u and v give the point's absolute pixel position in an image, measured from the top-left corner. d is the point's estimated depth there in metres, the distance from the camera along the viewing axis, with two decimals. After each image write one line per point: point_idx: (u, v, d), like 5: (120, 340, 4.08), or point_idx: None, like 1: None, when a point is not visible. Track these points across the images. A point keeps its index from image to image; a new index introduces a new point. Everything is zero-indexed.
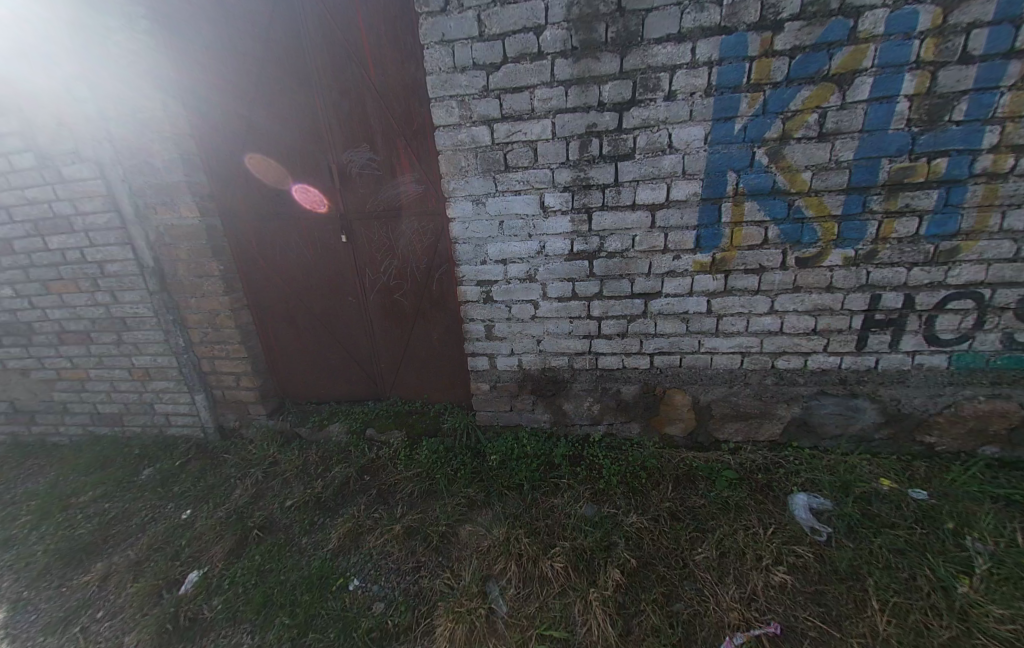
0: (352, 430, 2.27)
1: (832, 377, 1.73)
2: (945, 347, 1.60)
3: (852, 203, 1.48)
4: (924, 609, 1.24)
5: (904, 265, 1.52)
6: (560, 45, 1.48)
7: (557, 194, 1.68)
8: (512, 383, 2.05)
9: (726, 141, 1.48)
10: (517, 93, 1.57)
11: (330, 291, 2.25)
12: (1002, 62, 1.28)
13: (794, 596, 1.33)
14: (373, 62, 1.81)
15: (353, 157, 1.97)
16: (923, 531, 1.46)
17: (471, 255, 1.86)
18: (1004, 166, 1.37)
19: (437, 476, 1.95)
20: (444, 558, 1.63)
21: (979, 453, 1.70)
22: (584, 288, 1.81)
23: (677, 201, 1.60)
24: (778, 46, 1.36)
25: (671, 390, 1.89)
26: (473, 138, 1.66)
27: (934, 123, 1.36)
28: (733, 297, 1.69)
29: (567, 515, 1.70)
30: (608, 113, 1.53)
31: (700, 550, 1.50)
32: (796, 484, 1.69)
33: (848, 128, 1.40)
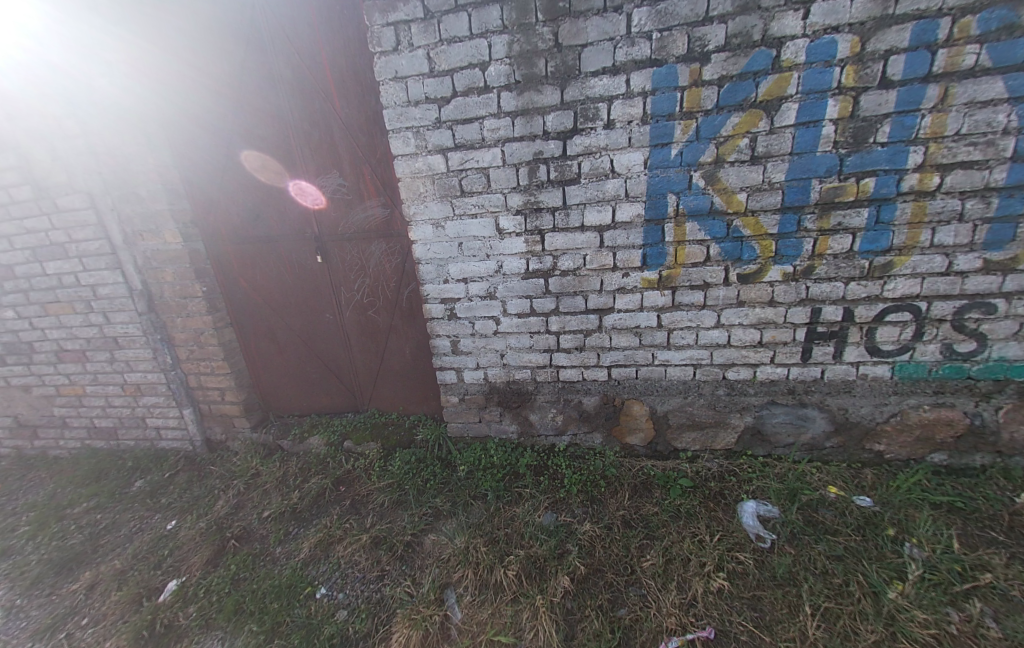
0: (330, 442, 2.36)
1: (781, 387, 1.79)
2: (886, 358, 1.64)
3: (787, 222, 1.53)
4: (854, 614, 1.29)
5: (841, 280, 1.57)
6: (504, 79, 1.56)
7: (511, 218, 1.75)
8: (479, 396, 2.13)
9: (663, 165, 1.55)
10: (467, 124, 1.65)
11: (307, 309, 2.35)
12: (921, 85, 1.31)
13: (731, 601, 1.39)
14: (340, 94, 1.91)
15: (324, 182, 2.06)
16: (864, 538, 1.51)
17: (433, 275, 1.91)
18: (930, 184, 1.40)
19: (407, 487, 2.03)
20: (407, 566, 1.71)
21: (927, 460, 1.74)
22: (541, 305, 1.88)
23: (623, 222, 1.67)
24: (705, 75, 1.42)
25: (629, 401, 1.96)
26: (429, 165, 1.73)
27: (860, 145, 1.40)
28: (682, 312, 1.76)
29: (525, 523, 1.77)
30: (553, 141, 1.61)
31: (648, 556, 1.57)
32: (747, 492, 1.75)
33: (778, 152, 1.46)
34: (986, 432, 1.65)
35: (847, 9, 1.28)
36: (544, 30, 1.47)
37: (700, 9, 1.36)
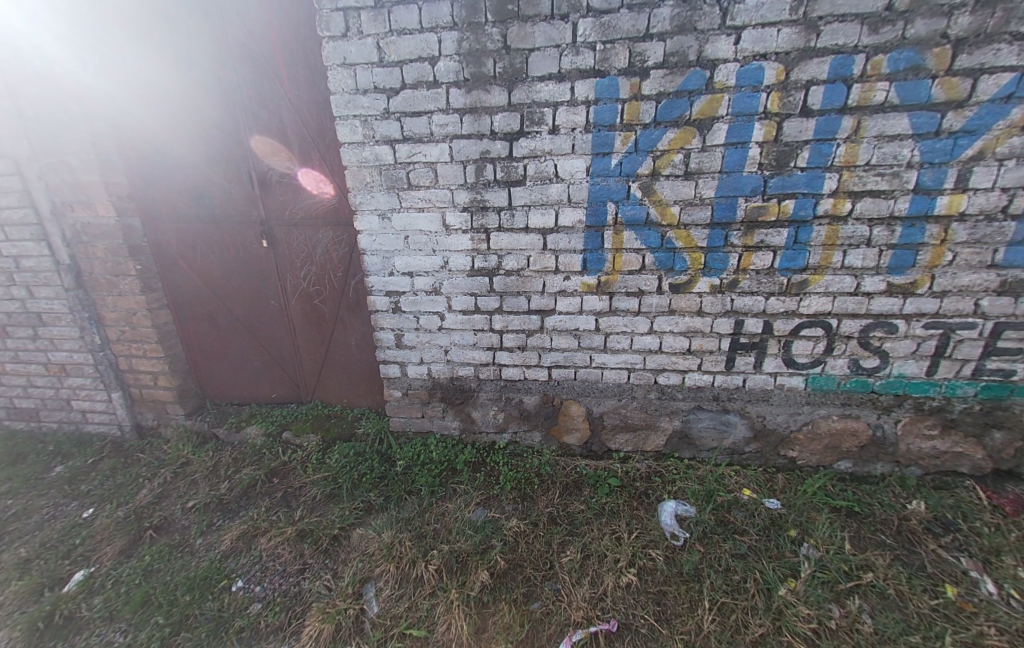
0: (268, 432, 2.30)
1: (707, 394, 1.87)
2: (801, 370, 1.74)
3: (715, 237, 1.60)
4: (746, 609, 1.37)
5: (762, 294, 1.65)
6: (453, 75, 1.55)
7: (457, 215, 1.75)
8: (422, 391, 2.11)
9: (604, 173, 1.59)
10: (416, 117, 1.63)
11: (251, 294, 2.28)
12: (838, 116, 1.39)
13: (637, 595, 1.45)
14: (290, 77, 1.87)
15: (272, 165, 2.01)
16: (768, 538, 1.61)
17: (378, 267, 1.89)
18: (843, 210, 1.49)
19: (342, 480, 2.00)
20: (330, 560, 1.69)
21: (834, 467, 1.86)
22: (485, 303, 1.89)
23: (565, 227, 1.70)
24: (645, 90, 1.45)
25: (568, 401, 2.01)
26: (375, 156, 1.71)
27: (782, 168, 1.47)
28: (618, 317, 1.81)
29: (455, 518, 1.78)
30: (499, 142, 1.62)
31: (567, 552, 1.61)
32: (669, 493, 1.83)
33: (709, 169, 1.52)
34: (887, 443, 1.77)
35: (775, 39, 1.34)
36: (492, 31, 1.47)
37: (641, 25, 1.39)
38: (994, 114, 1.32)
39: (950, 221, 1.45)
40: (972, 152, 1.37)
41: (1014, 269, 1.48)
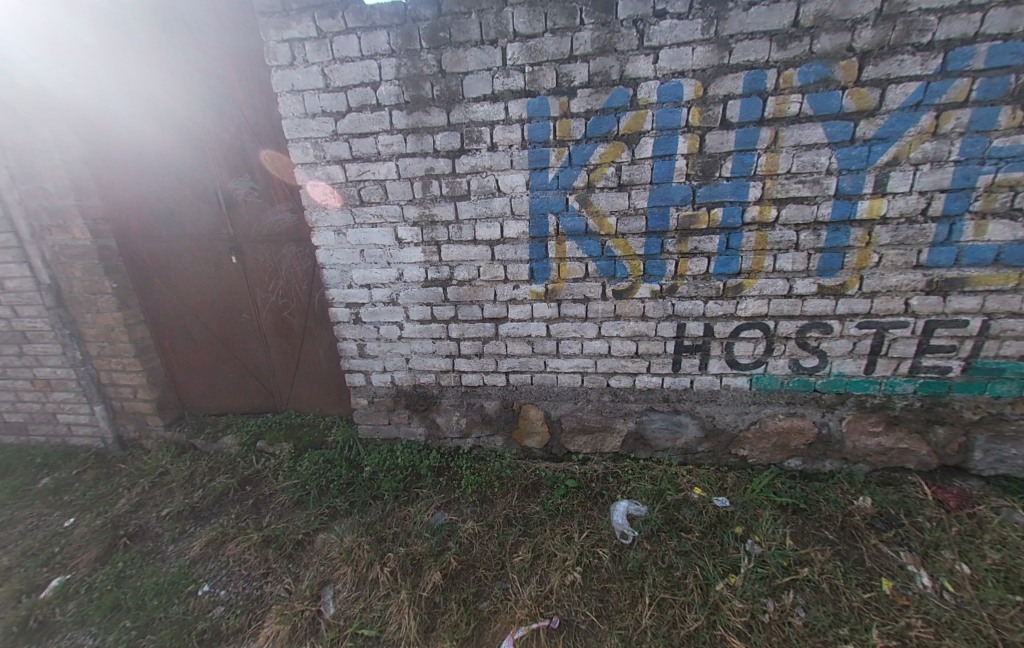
0: (242, 442, 2.37)
1: (657, 395, 1.95)
2: (744, 370, 1.81)
3: (652, 245, 1.70)
4: (684, 604, 1.42)
5: (700, 298, 1.74)
6: (394, 98, 1.64)
7: (409, 229, 1.83)
8: (387, 398, 2.18)
9: (543, 187, 1.68)
10: (362, 138, 1.72)
11: (223, 308, 2.37)
12: (756, 128, 1.48)
13: (582, 592, 1.50)
14: (249, 103, 1.98)
15: (236, 184, 2.11)
16: (713, 535, 1.66)
17: (338, 280, 1.97)
18: (769, 216, 1.57)
19: (310, 486, 2.06)
20: (293, 564, 1.75)
21: (784, 465, 1.90)
22: (441, 312, 1.96)
23: (511, 238, 1.78)
24: (574, 108, 1.56)
25: (526, 405, 2.07)
26: (328, 175, 1.79)
27: (708, 178, 1.57)
28: (567, 323, 1.89)
29: (415, 521, 1.83)
30: (442, 159, 1.70)
31: (518, 553, 1.66)
32: (622, 493, 1.88)
33: (640, 180, 1.62)
34: (833, 440, 1.81)
35: (690, 57, 1.44)
36: (428, 57, 1.57)
37: (565, 48, 1.49)
38: (905, 121, 1.39)
39: (873, 224, 1.51)
40: (887, 158, 1.44)
41: (940, 269, 1.52)
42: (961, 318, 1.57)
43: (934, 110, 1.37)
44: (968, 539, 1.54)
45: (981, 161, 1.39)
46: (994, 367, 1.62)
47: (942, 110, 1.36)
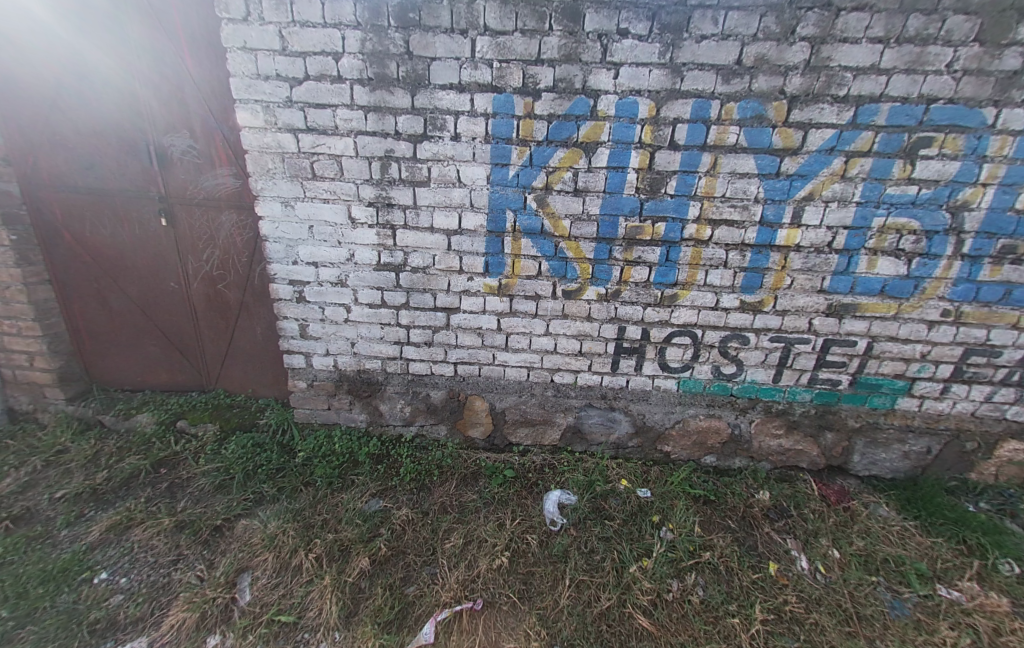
0: (160, 421, 2.18)
1: (596, 392, 2.06)
2: (674, 374, 1.97)
3: (601, 251, 1.79)
4: (600, 585, 1.53)
5: (640, 304, 1.87)
6: (356, 73, 1.59)
7: (363, 208, 1.77)
8: (328, 382, 2.10)
9: (502, 183, 1.71)
10: (320, 109, 1.64)
11: (147, 275, 2.16)
12: (699, 152, 1.61)
13: (507, 576, 1.56)
14: (191, 53, 1.80)
15: (172, 140, 1.92)
16: (633, 523, 1.79)
17: (282, 254, 1.87)
18: (704, 235, 1.72)
19: (235, 471, 1.94)
20: (209, 550, 1.65)
21: (702, 462, 2.10)
22: (391, 297, 1.92)
23: (468, 230, 1.79)
24: (537, 109, 1.60)
25: (472, 396, 2.10)
26: (278, 142, 1.69)
27: (655, 194, 1.69)
28: (517, 318, 1.94)
29: (347, 508, 1.79)
30: (404, 142, 1.67)
31: (450, 539, 1.69)
32: (556, 483, 1.97)
33: (595, 188, 1.70)
34: (743, 440, 2.03)
35: (646, 78, 1.54)
36: (395, 36, 1.53)
37: (533, 50, 1.52)
38: (821, 162, 1.58)
39: (788, 251, 1.71)
40: (805, 193, 1.62)
41: (838, 295, 1.75)
42: (851, 339, 1.81)
43: (844, 155, 1.57)
44: (841, 529, 1.79)
45: (877, 205, 1.61)
46: (874, 383, 1.87)
47: (851, 156, 1.56)
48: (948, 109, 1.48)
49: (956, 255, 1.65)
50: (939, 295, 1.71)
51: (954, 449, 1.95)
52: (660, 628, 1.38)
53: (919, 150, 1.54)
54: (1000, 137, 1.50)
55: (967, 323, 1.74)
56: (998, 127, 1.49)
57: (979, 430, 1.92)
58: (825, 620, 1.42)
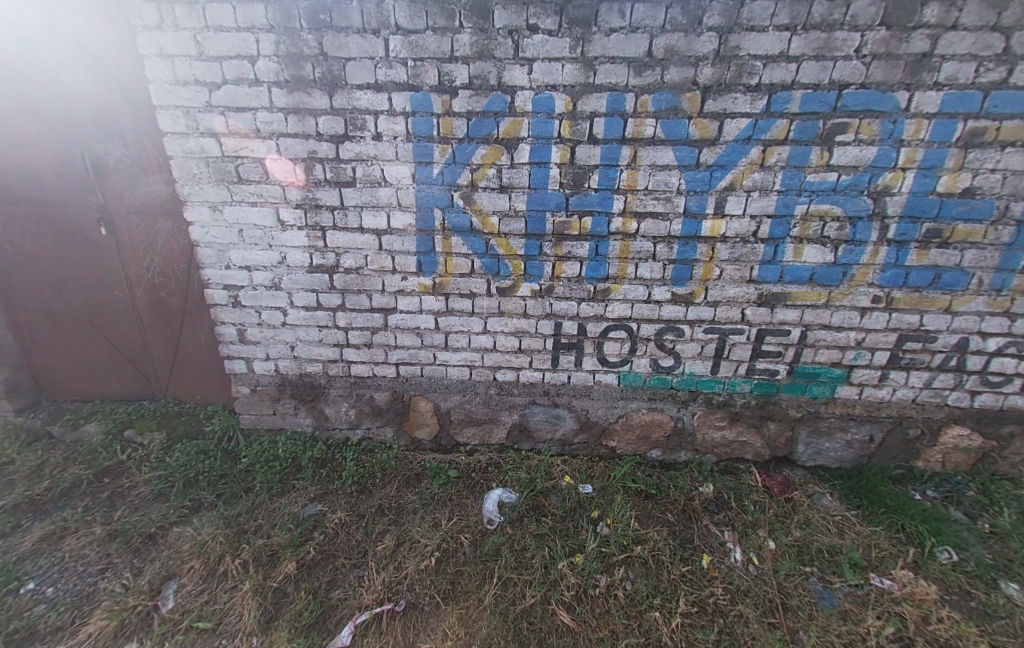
0: (107, 430, 2.18)
1: (539, 389, 2.06)
2: (614, 368, 1.97)
3: (531, 247, 1.79)
4: (527, 582, 1.52)
5: (575, 299, 1.86)
6: (273, 75, 1.59)
7: (291, 211, 1.77)
8: (271, 387, 2.10)
9: (428, 181, 1.71)
10: (240, 113, 1.65)
11: (91, 284, 2.17)
12: (618, 145, 1.60)
13: (435, 576, 1.56)
14: (117, 62, 1.81)
15: (107, 149, 1.93)
16: (570, 520, 1.78)
17: (215, 260, 1.87)
18: (631, 228, 1.72)
19: (176, 478, 1.94)
20: (139, 559, 1.65)
21: (648, 456, 2.09)
22: (327, 300, 1.92)
23: (397, 229, 1.79)
24: (455, 107, 1.60)
25: (415, 397, 2.09)
26: (201, 147, 1.70)
27: (579, 188, 1.68)
28: (454, 317, 1.93)
29: (283, 513, 1.79)
30: (326, 143, 1.67)
31: (383, 541, 1.68)
32: (498, 482, 1.97)
33: (519, 184, 1.69)
34: (686, 433, 2.02)
35: (560, 73, 1.53)
36: (308, 37, 1.53)
37: (445, 47, 1.52)
38: (739, 152, 1.57)
39: (715, 242, 1.71)
40: (726, 183, 1.62)
41: (768, 284, 1.74)
42: (785, 329, 1.80)
43: (762, 144, 1.56)
44: (780, 520, 1.78)
45: (799, 193, 1.61)
46: (812, 372, 1.87)
47: (767, 145, 1.56)
48: (860, 95, 1.48)
49: (881, 241, 1.65)
50: (868, 281, 1.71)
51: (898, 436, 1.94)
52: (580, 624, 1.37)
53: (835, 136, 1.53)
54: (915, 121, 1.49)
55: (899, 309, 1.73)
56: (912, 111, 1.49)
57: (921, 417, 1.91)
58: (748, 611, 1.41)
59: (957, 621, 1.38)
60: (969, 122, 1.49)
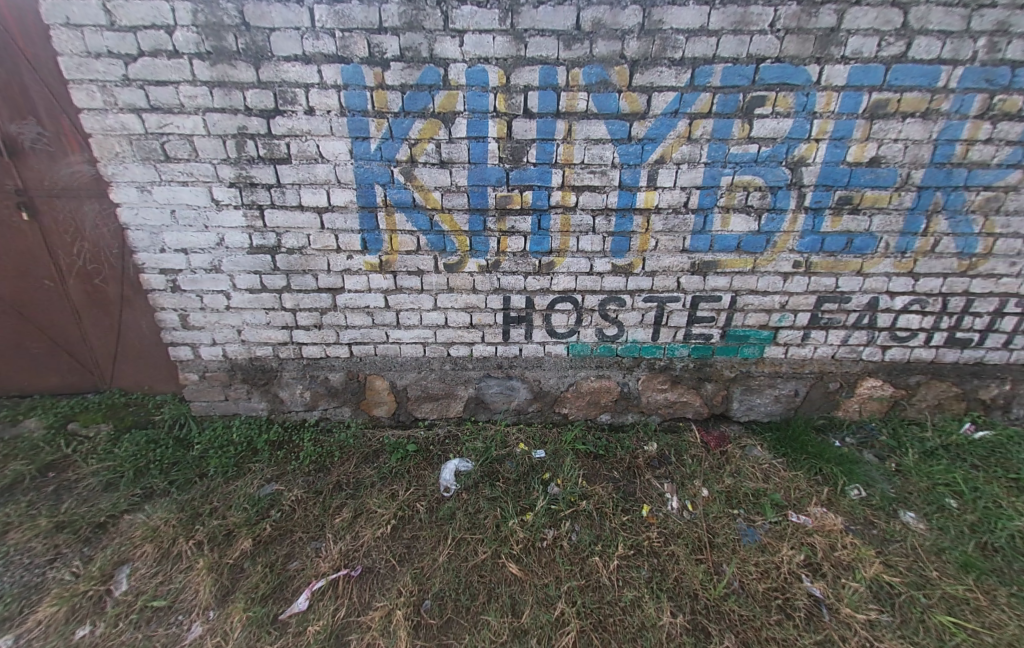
0: (48, 425, 2.10)
1: (492, 363, 2.12)
2: (562, 339, 2.05)
3: (475, 222, 1.82)
4: (478, 540, 1.61)
5: (521, 273, 1.92)
6: (193, 47, 1.52)
7: (225, 190, 1.73)
8: (221, 373, 2.09)
9: (366, 157, 1.70)
10: (161, 87, 1.58)
11: (15, 274, 2.05)
12: (553, 119, 1.64)
13: (390, 542, 1.62)
14: (20, 31, 1.63)
15: (20, 127, 1.78)
16: (522, 483, 1.88)
17: (148, 243, 1.81)
18: (570, 201, 1.77)
19: (126, 468, 1.91)
20: (89, 547, 1.62)
21: (598, 420, 2.21)
22: (271, 281, 1.90)
23: (338, 206, 1.78)
24: (388, 80, 1.58)
25: (371, 376, 2.12)
26: (122, 125, 1.63)
27: (518, 162, 1.71)
28: (404, 295, 1.96)
29: (238, 494, 1.81)
30: (256, 118, 1.62)
31: (340, 514, 1.73)
32: (455, 452, 2.04)
33: (458, 159, 1.71)
34: (632, 397, 2.14)
35: (491, 45, 1.53)
36: (227, 6, 1.47)
37: (373, 18, 1.49)
38: (667, 125, 1.64)
39: (649, 213, 1.79)
40: (656, 156, 1.69)
41: (699, 253, 1.85)
42: (716, 295, 1.93)
43: (688, 118, 1.63)
44: (714, 470, 1.94)
45: (724, 165, 1.70)
46: (742, 334, 2.01)
47: (693, 119, 1.63)
48: (775, 69, 1.56)
49: (799, 208, 1.77)
50: (789, 247, 1.84)
51: (820, 389, 2.12)
52: (527, 573, 1.47)
53: (755, 109, 1.62)
54: (826, 94, 1.59)
55: (817, 273, 1.88)
56: (823, 84, 1.58)
57: (840, 371, 2.09)
58: (679, 550, 1.55)
59: (858, 545, 1.56)
60: (874, 94, 1.59)
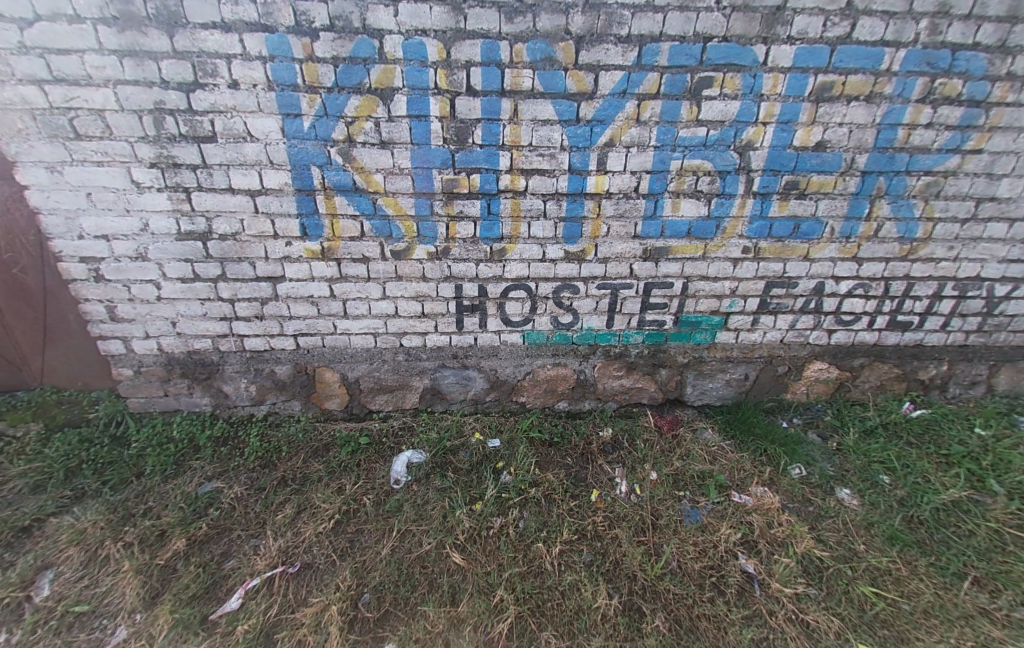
0: None
1: (447, 353, 2.08)
2: (517, 327, 2.03)
3: (421, 206, 1.75)
4: (423, 531, 1.59)
5: (472, 260, 1.87)
6: (96, 11, 1.36)
7: (146, 171, 1.61)
8: (158, 367, 2.00)
9: (299, 136, 1.59)
10: (63, 56, 1.42)
11: None
12: (497, 98, 1.57)
13: (333, 537, 1.59)
14: None
15: None
16: (474, 473, 1.87)
17: (64, 229, 1.68)
18: (519, 185, 1.72)
19: (55, 469, 1.80)
20: (11, 552, 1.53)
21: (556, 408, 2.21)
22: (204, 270, 1.80)
23: (273, 189, 1.68)
24: (318, 52, 1.46)
25: (320, 368, 2.05)
26: (22, 97, 1.46)
27: (463, 143, 1.64)
28: (350, 283, 1.88)
29: (174, 494, 1.74)
30: (174, 92, 1.50)
31: (282, 510, 1.68)
32: (408, 444, 2.01)
33: (400, 139, 1.62)
34: (589, 384, 2.15)
35: (428, 16, 1.43)
36: None
37: None
38: (614, 106, 1.59)
39: (600, 198, 1.76)
40: (605, 139, 1.65)
41: (651, 239, 1.84)
42: (668, 281, 1.93)
43: (636, 98, 1.58)
44: (665, 454, 1.97)
45: (673, 148, 1.67)
46: (694, 321, 2.03)
47: (642, 99, 1.58)
48: (722, 48, 1.52)
49: (747, 193, 1.76)
50: (738, 233, 1.84)
51: (768, 373, 2.18)
52: (470, 562, 1.47)
53: (702, 90, 1.58)
54: (772, 75, 1.57)
55: (766, 258, 1.90)
56: (770, 65, 1.55)
57: (789, 356, 2.14)
58: (622, 533, 1.57)
59: (792, 522, 1.62)
60: (820, 77, 1.58)
